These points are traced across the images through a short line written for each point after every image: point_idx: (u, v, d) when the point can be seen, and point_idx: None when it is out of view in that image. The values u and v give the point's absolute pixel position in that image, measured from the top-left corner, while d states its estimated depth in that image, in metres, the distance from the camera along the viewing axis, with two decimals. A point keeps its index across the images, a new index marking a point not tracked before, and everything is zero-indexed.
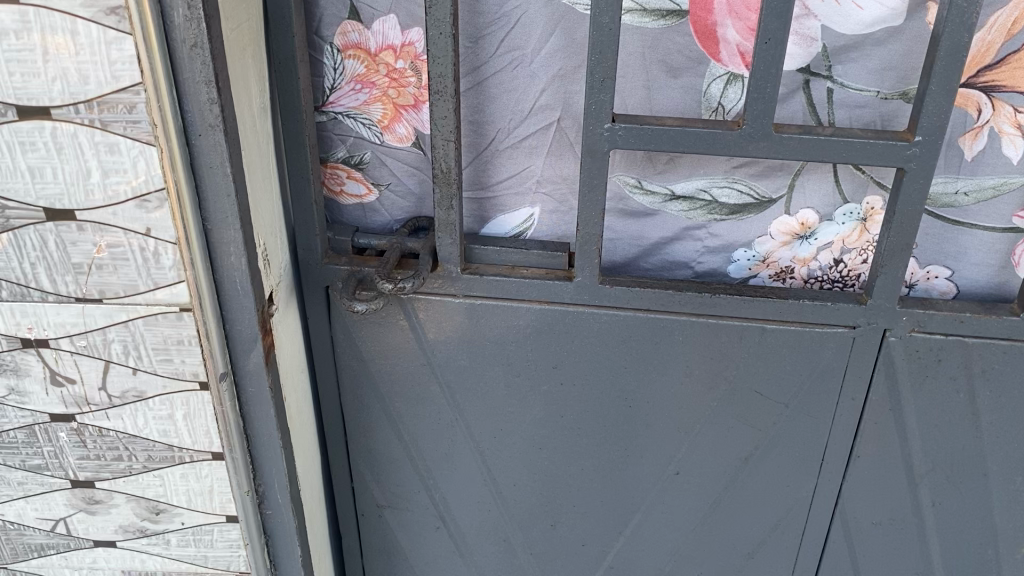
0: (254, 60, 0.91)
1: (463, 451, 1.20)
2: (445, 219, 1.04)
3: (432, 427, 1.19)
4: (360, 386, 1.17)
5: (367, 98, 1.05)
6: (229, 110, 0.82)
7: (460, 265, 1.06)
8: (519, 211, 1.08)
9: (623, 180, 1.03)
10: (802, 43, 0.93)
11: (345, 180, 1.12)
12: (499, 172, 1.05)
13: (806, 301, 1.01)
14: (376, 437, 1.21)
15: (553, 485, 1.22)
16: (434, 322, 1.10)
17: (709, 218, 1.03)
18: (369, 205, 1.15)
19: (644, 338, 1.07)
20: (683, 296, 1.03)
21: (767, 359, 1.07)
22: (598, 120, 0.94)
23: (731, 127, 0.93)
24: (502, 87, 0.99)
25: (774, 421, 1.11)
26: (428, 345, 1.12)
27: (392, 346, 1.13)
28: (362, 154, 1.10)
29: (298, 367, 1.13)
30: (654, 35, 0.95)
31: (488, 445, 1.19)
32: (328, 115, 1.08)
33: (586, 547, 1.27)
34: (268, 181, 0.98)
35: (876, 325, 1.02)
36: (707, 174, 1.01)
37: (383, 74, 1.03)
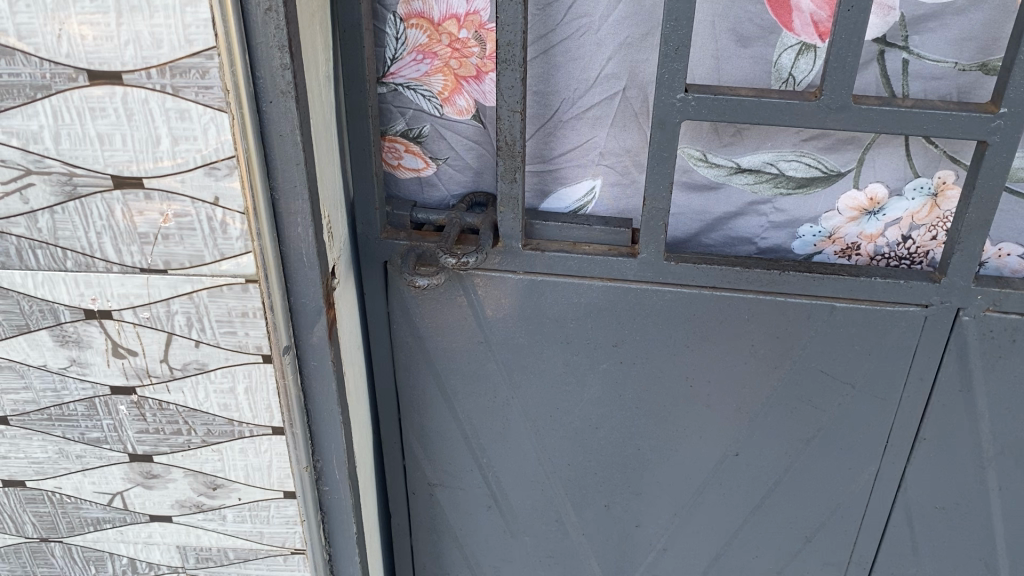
0: (321, 25, 0.90)
1: (517, 430, 1.19)
2: (507, 193, 1.02)
3: (487, 406, 1.18)
4: (415, 363, 1.16)
5: (428, 69, 1.05)
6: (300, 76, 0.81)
7: (522, 241, 1.05)
8: (579, 185, 1.06)
9: (688, 153, 1.00)
10: (880, 12, 0.90)
11: (403, 155, 1.12)
12: (562, 145, 1.03)
13: (877, 279, 0.99)
14: (429, 414, 1.20)
15: (608, 465, 1.20)
16: (493, 299, 1.09)
17: (776, 192, 1.00)
18: (426, 179, 1.14)
19: (708, 316, 1.06)
20: (751, 274, 1.01)
21: (833, 336, 1.04)
22: (671, 90, 0.92)
23: (808, 99, 0.91)
24: (568, 56, 0.97)
25: (840, 402, 1.09)
26: (487, 321, 1.11)
27: (450, 321, 1.12)
28: (421, 127, 1.09)
29: (354, 342, 1.12)
30: (725, 3, 0.92)
31: (544, 424, 1.18)
32: (388, 87, 1.07)
33: (639, 530, 1.26)
34: (330, 151, 0.97)
35: (950, 303, 1.00)
36: (775, 147, 0.98)
37: (445, 44, 1.02)
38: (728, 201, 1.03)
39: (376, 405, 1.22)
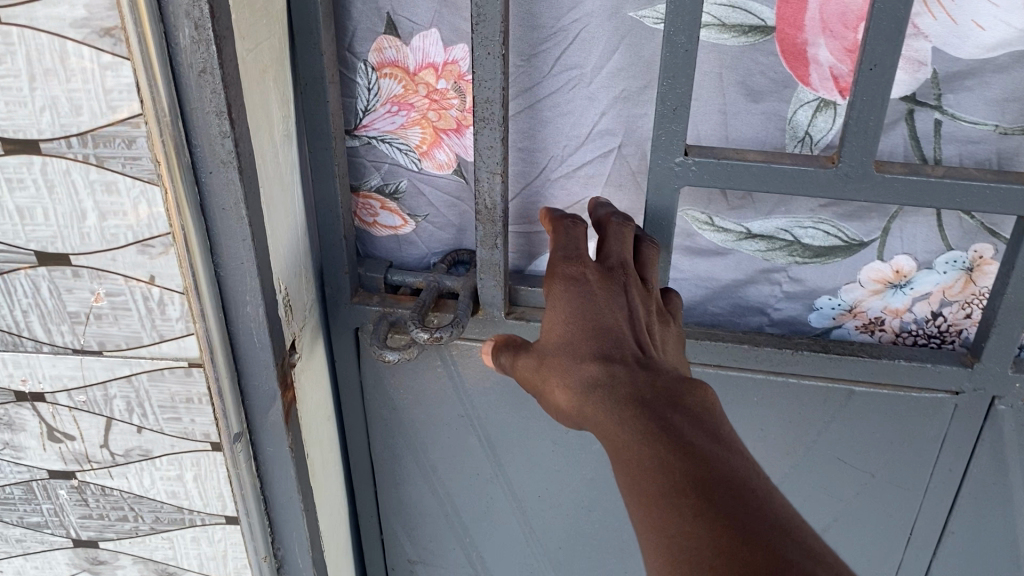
0: (277, 80, 0.80)
1: (502, 508, 1.09)
2: (488, 260, 0.92)
3: (470, 482, 1.08)
4: (392, 435, 1.07)
5: (404, 121, 0.96)
6: (245, 144, 0.71)
7: (504, 309, 0.96)
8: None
9: (691, 216, 0.89)
10: (910, 68, 0.80)
11: (379, 212, 1.03)
12: (550, 204, 0.93)
13: (902, 362, 0.88)
14: (409, 487, 1.11)
15: (603, 547, 1.10)
16: (473, 371, 1.00)
17: (791, 261, 0.90)
18: (404, 236, 1.05)
19: (712, 395, 0.95)
20: (760, 353, 0.90)
21: (852, 422, 0.93)
22: (669, 153, 0.82)
23: (825, 164, 0.81)
24: (556, 110, 0.87)
25: (858, 491, 0.98)
26: (470, 394, 1.01)
27: (425, 392, 1.02)
28: (398, 183, 1.01)
29: (325, 414, 1.03)
30: (733, 54, 0.81)
31: (531, 504, 1.08)
32: (361, 140, 0.99)
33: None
34: (292, 215, 0.87)
35: (983, 391, 0.88)
36: (790, 213, 0.87)
37: (422, 94, 0.94)
38: (736, 270, 0.92)
39: (350, 477, 1.12)
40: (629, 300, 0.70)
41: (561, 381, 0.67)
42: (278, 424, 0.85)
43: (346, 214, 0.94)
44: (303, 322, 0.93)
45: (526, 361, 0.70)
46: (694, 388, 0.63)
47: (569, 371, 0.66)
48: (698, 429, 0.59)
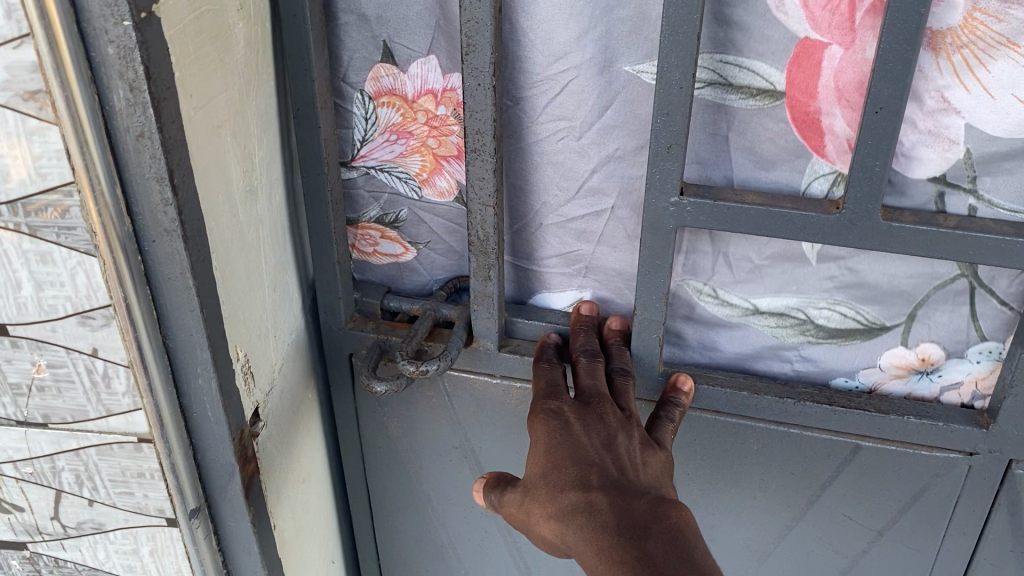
0: (239, 133, 0.73)
1: (494, 556, 1.05)
2: (481, 291, 0.84)
3: (462, 527, 1.04)
4: (385, 475, 1.02)
5: (404, 149, 0.87)
6: (191, 207, 0.64)
7: (499, 342, 0.86)
8: (565, 294, 0.88)
9: (692, 287, 0.83)
10: (938, 145, 0.72)
11: (379, 243, 0.94)
12: (541, 252, 0.86)
13: (913, 420, 0.80)
14: (398, 522, 1.06)
15: None
16: (461, 415, 0.94)
17: (802, 339, 0.82)
18: (406, 265, 0.95)
19: (712, 455, 0.88)
20: (760, 401, 0.83)
21: (862, 497, 0.86)
22: (664, 191, 0.75)
23: (829, 208, 0.75)
24: (545, 158, 0.80)
25: (872, 563, 0.91)
26: (457, 441, 0.96)
27: (413, 431, 0.97)
28: (398, 212, 0.91)
29: (302, 478, 0.94)
30: (740, 117, 0.74)
31: (522, 555, 1.03)
32: (356, 169, 0.89)
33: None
34: (259, 272, 0.79)
35: (1007, 467, 0.80)
36: (803, 292, 0.80)
37: (422, 121, 0.85)
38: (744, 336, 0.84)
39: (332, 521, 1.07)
40: (606, 427, 0.73)
41: (545, 511, 0.70)
42: (238, 501, 0.79)
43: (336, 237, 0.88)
44: (274, 387, 0.84)
45: (511, 498, 0.73)
46: (667, 512, 0.66)
47: (551, 501, 0.70)
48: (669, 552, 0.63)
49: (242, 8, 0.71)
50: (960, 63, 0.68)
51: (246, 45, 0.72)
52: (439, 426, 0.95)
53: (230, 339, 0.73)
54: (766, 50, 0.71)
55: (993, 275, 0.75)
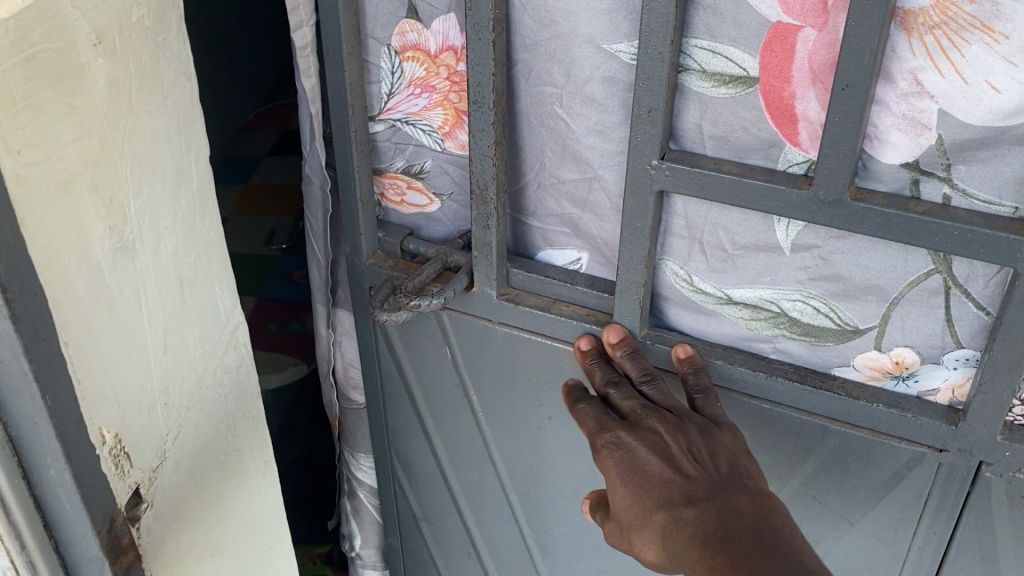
0: (100, 184, 0.61)
1: (491, 484, 1.14)
2: (481, 238, 0.92)
3: (466, 451, 1.13)
4: (400, 397, 1.14)
5: (427, 103, 0.94)
6: (27, 281, 0.53)
7: (496, 289, 0.95)
8: (563, 253, 0.94)
9: (672, 269, 0.87)
10: (910, 130, 0.70)
11: (405, 191, 1.02)
12: (541, 208, 0.92)
13: (882, 408, 0.82)
14: (408, 443, 1.18)
15: (586, 539, 1.12)
16: (469, 347, 1.02)
17: (778, 331, 0.85)
18: (430, 214, 1.03)
19: None
20: (733, 371, 0.87)
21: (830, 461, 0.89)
22: (644, 154, 0.78)
23: (800, 185, 0.74)
24: (538, 119, 0.85)
25: (837, 535, 0.94)
26: (465, 368, 1.05)
27: (426, 359, 1.07)
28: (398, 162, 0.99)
29: (213, 555, 0.83)
30: (713, 103, 0.75)
31: (518, 486, 1.12)
32: (381, 121, 0.98)
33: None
34: (142, 339, 0.68)
35: (970, 454, 0.82)
36: (776, 284, 0.82)
37: (443, 76, 0.91)
38: (720, 321, 0.88)
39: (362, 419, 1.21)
40: (661, 438, 0.78)
41: (643, 538, 0.77)
42: None
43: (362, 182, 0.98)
44: (164, 464, 0.73)
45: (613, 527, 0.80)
46: (743, 521, 0.71)
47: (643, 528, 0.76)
48: (764, 561, 0.68)
49: (103, 42, 0.59)
50: (932, 44, 0.66)
51: (108, 93, 0.61)
52: (450, 355, 1.04)
53: (92, 421, 0.62)
54: (737, 35, 0.71)
55: (965, 265, 0.74)
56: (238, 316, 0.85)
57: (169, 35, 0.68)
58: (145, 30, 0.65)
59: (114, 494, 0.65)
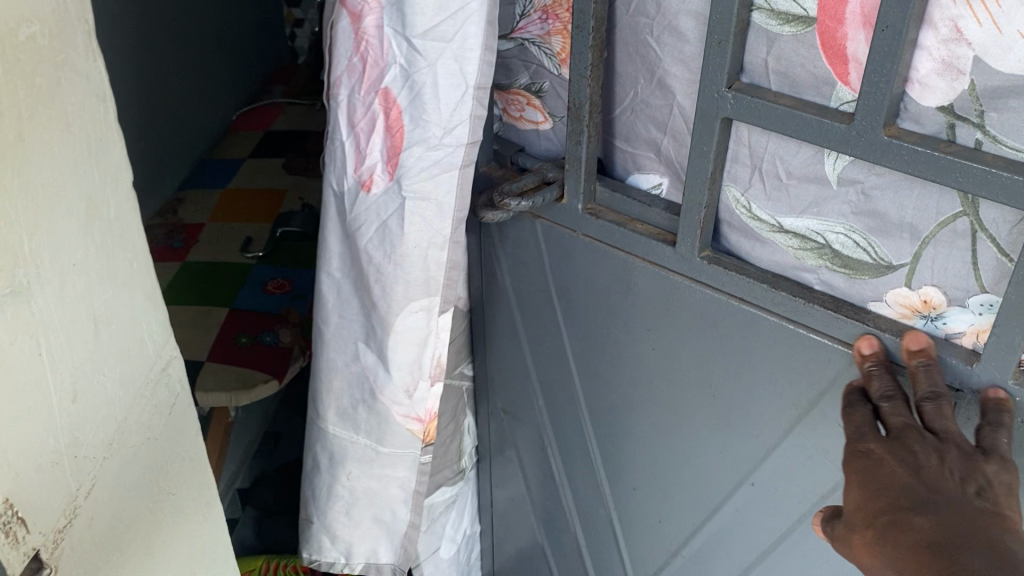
0: None
1: (568, 377, 1.29)
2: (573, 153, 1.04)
3: (546, 348, 1.30)
4: (502, 296, 1.30)
5: (550, 28, 1.04)
6: None
7: (584, 203, 1.08)
8: (648, 176, 1.05)
9: (733, 195, 0.98)
10: (947, 74, 0.78)
11: (524, 109, 1.14)
12: (631, 130, 1.04)
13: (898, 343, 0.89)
14: (500, 332, 1.35)
15: (647, 441, 1.23)
16: (560, 253, 1.16)
17: (821, 263, 0.94)
18: (544, 131, 1.14)
19: (732, 330, 1.03)
20: (775, 294, 0.96)
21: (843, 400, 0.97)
22: (714, 83, 0.88)
23: (843, 121, 0.83)
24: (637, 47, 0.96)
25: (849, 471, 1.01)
26: (550, 272, 1.20)
27: (528, 260, 1.22)
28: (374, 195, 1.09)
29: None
30: (777, 40, 0.85)
31: (595, 383, 1.25)
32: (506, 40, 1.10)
33: (662, 532, 1.31)
34: (44, 390, 0.71)
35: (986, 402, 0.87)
36: (823, 217, 0.92)
37: (565, 7, 1.01)
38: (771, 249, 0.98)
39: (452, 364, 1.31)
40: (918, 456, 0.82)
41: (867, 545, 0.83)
42: None
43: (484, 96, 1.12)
44: (72, 515, 0.76)
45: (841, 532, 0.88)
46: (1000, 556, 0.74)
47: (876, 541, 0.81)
48: None
49: None
50: None
51: None
52: (540, 259, 1.20)
53: None
54: None
55: (995, 212, 0.80)
56: (156, 355, 0.91)
57: (63, 52, 0.71)
58: (36, 48, 0.67)
59: (4, 565, 0.68)
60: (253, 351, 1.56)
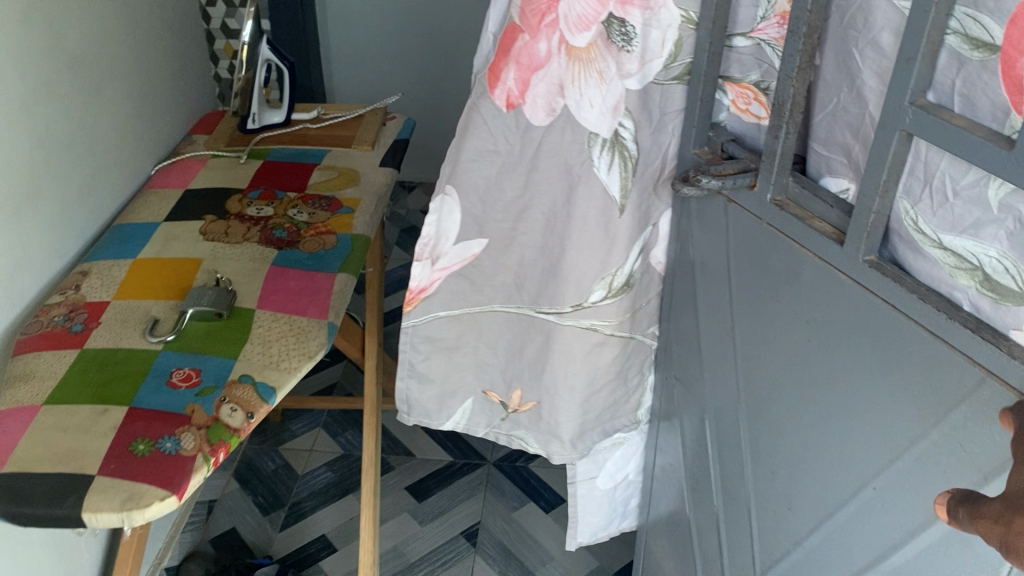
0: None
1: (698, 396, 1.10)
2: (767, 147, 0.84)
3: (697, 352, 1.08)
4: (679, 284, 1.06)
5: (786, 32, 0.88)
6: None
7: (773, 195, 0.85)
8: (837, 180, 0.85)
9: (903, 206, 0.74)
10: None
11: (752, 103, 0.94)
12: (819, 138, 0.85)
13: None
14: (681, 313, 1.08)
15: (740, 475, 1.07)
16: (699, 242, 1.00)
17: (974, 287, 0.70)
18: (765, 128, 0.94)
19: (861, 337, 0.79)
20: (923, 305, 0.71)
21: (974, 420, 0.70)
22: (901, 93, 0.67)
23: (1004, 146, 0.61)
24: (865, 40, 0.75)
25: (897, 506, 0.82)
26: (696, 258, 1.01)
27: (710, 240, 0.98)
28: (601, 137, 0.92)
29: None
30: (965, 66, 0.65)
31: (711, 404, 1.08)
32: (738, 39, 0.91)
33: (773, 523, 1.03)
34: None
35: None
36: (993, 231, 0.68)
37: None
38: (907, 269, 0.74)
39: (635, 334, 1.10)
40: None
41: None
42: None
43: (703, 84, 0.90)
44: None
45: None
46: None
47: None
48: None
49: None
50: None
51: None
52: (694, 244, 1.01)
53: None
54: None
55: None
56: None
57: None
58: None
59: None
60: (161, 458, 1.05)
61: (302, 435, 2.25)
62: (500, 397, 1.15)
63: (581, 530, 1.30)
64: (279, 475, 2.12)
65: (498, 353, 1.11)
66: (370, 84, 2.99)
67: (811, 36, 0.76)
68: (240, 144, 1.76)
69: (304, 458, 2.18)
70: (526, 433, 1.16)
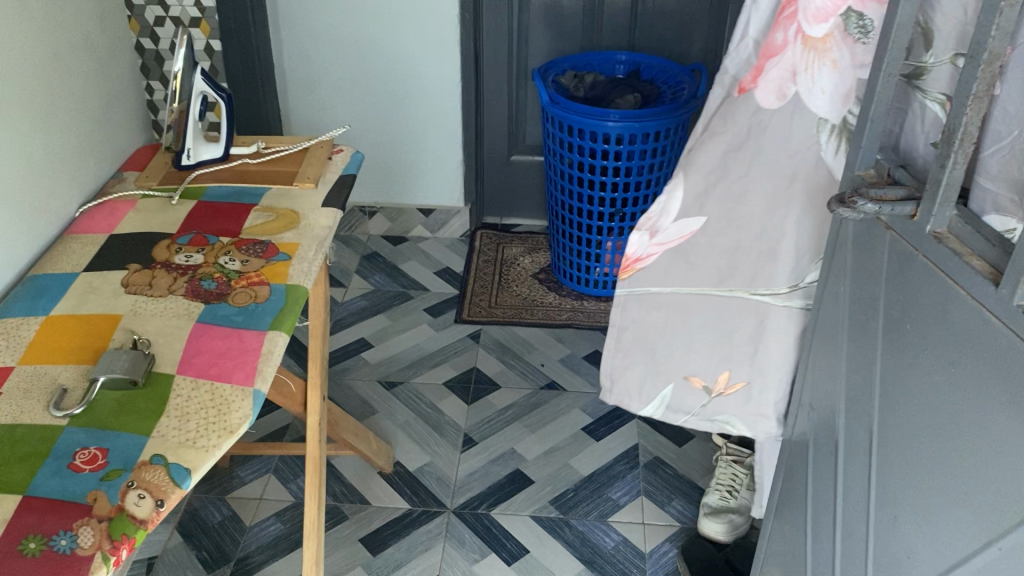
0: None
1: (829, 409, 1.12)
2: (935, 177, 0.84)
3: (830, 362, 1.10)
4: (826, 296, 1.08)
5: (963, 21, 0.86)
6: None
7: (934, 226, 0.87)
8: (1003, 218, 0.86)
9: None
10: None
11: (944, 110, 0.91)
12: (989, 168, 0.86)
13: None
14: (824, 331, 1.10)
15: (859, 501, 1.07)
16: (850, 258, 1.01)
17: None
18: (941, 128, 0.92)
19: (996, 384, 0.78)
20: None
21: None
22: None
23: None
24: None
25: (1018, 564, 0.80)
26: (843, 274, 1.03)
27: (862, 261, 0.99)
28: (831, 121, 1.01)
29: None
30: None
31: (841, 422, 1.10)
32: (949, 56, 0.89)
33: (888, 551, 1.03)
34: None
35: None
36: None
37: None
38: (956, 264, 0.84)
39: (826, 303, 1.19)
40: None
41: None
42: None
43: (878, 101, 0.92)
44: None
45: None
46: None
47: None
48: None
49: None
50: None
51: None
52: (846, 262, 1.02)
53: None
54: None
55: None
56: None
57: None
58: None
59: None
60: (48, 559, 0.92)
61: (252, 482, 2.12)
62: (703, 382, 1.19)
63: (762, 497, 1.45)
64: (225, 527, 2.00)
65: (708, 335, 1.15)
66: (318, 113, 2.89)
67: (993, 62, 0.76)
68: (175, 182, 1.64)
69: (253, 508, 2.05)
70: (730, 416, 1.20)
